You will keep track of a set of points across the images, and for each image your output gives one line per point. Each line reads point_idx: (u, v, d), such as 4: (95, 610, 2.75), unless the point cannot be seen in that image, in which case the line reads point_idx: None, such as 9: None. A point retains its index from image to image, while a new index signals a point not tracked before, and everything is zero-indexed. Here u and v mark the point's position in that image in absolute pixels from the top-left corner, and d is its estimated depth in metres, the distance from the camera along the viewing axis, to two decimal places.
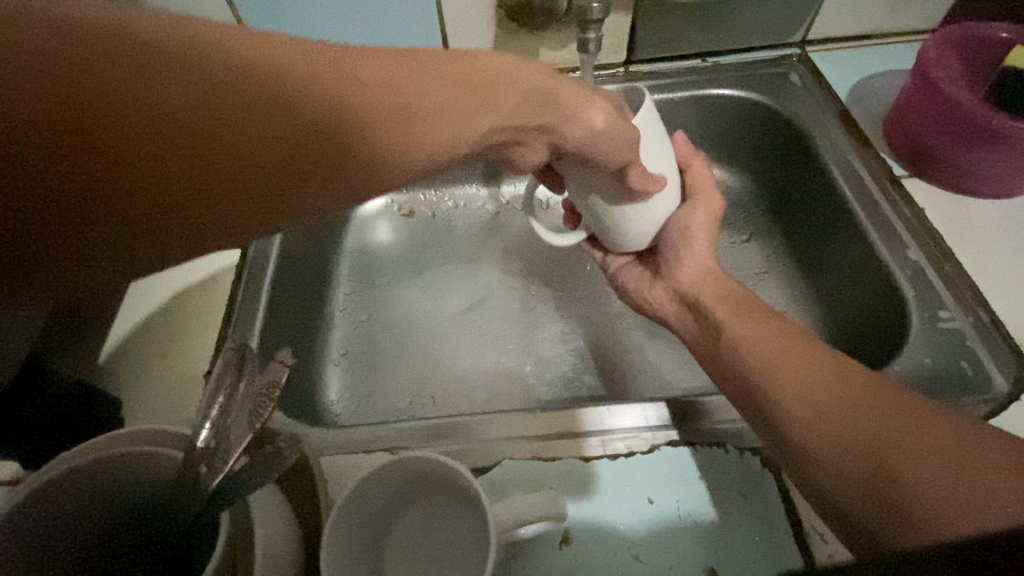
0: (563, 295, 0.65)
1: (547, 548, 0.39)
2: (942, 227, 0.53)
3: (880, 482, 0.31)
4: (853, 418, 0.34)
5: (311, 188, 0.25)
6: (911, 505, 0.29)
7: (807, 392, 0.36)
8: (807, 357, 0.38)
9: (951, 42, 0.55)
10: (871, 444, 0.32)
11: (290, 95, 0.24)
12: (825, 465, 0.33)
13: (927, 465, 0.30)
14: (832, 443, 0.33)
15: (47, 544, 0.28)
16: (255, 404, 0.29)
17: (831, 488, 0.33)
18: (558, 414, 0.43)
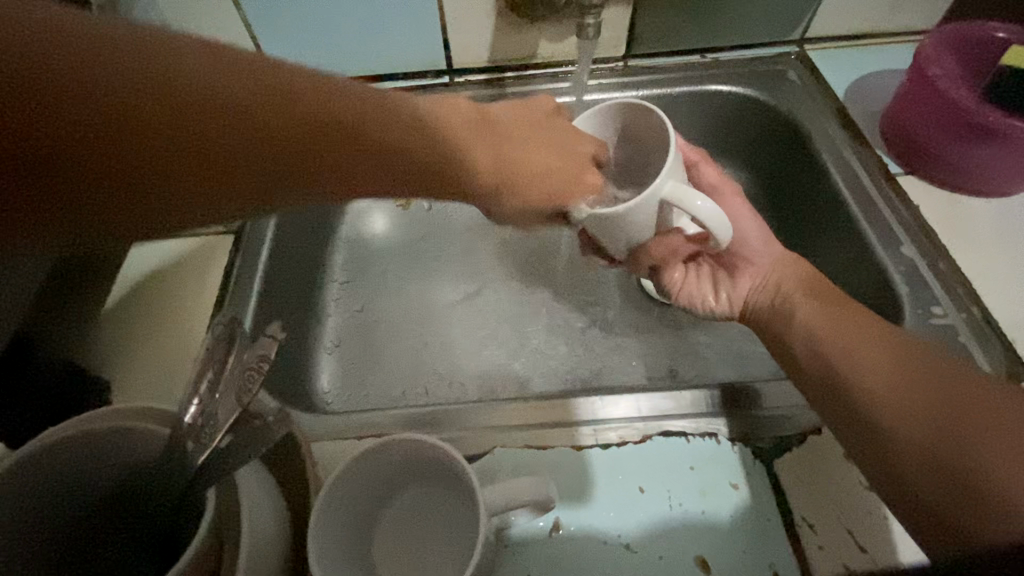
0: (559, 288, 0.65)
1: (536, 536, 0.38)
2: (936, 224, 0.54)
3: (958, 468, 0.33)
4: (925, 404, 0.35)
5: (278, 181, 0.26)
6: (993, 497, 0.31)
7: (874, 379, 0.38)
8: (875, 348, 0.39)
9: (948, 41, 0.56)
10: (948, 431, 0.34)
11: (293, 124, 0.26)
12: (894, 447, 0.35)
13: (1006, 450, 0.32)
14: (906, 428, 0.35)
15: (27, 520, 0.27)
16: (242, 380, 0.27)
17: (904, 471, 0.35)
18: (552, 405, 0.43)
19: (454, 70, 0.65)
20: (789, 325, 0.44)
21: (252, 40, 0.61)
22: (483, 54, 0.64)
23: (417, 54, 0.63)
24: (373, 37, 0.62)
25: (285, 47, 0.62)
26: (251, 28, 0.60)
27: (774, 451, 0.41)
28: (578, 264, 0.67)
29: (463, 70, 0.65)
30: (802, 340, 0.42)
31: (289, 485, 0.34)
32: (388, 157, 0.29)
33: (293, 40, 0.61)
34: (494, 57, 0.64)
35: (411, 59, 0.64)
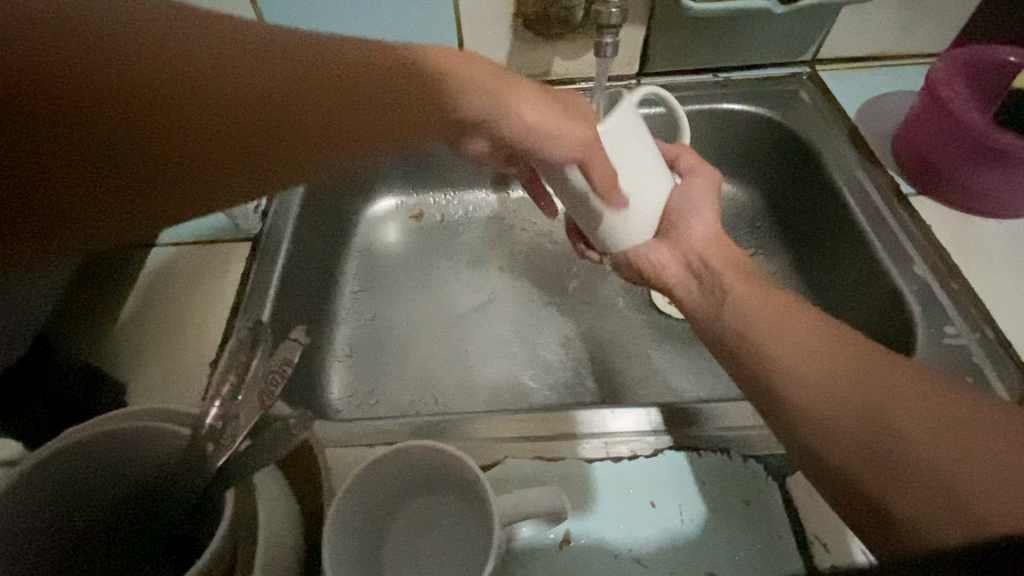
0: (569, 302, 0.65)
1: (546, 548, 0.38)
2: (948, 244, 0.54)
3: (883, 457, 0.32)
4: (863, 400, 0.33)
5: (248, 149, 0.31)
6: (927, 487, 0.30)
7: (817, 374, 0.35)
8: (817, 338, 0.37)
9: (959, 63, 0.56)
10: (881, 426, 0.32)
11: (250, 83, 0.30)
12: (827, 442, 0.34)
13: (921, 435, 0.31)
14: (838, 424, 0.33)
15: (46, 520, 0.27)
16: (266, 383, 0.28)
17: (840, 466, 0.33)
18: (562, 417, 0.43)
19: None
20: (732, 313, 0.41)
21: None
22: None
23: None
24: None
25: None
26: None
27: (786, 467, 0.41)
28: (589, 279, 0.67)
29: None
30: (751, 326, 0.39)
31: (300, 488, 0.34)
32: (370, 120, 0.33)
33: None
34: None
35: None
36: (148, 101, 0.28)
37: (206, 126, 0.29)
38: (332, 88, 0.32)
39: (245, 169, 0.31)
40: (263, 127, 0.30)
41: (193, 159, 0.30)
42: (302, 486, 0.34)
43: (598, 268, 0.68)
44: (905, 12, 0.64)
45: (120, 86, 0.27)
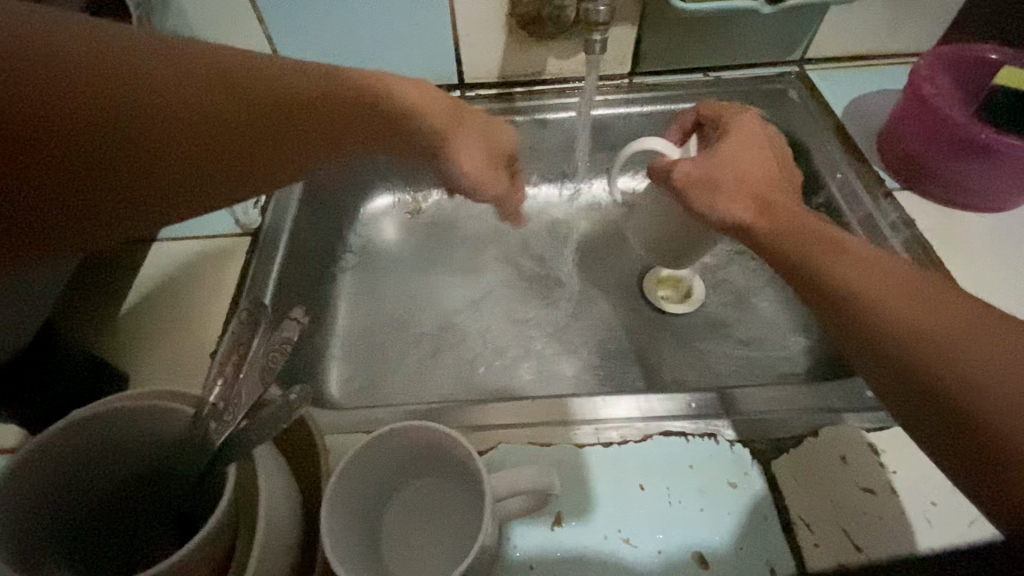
0: (563, 296, 0.67)
1: (539, 529, 0.39)
2: (932, 237, 0.55)
3: (947, 409, 0.28)
4: (940, 345, 0.29)
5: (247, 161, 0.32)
6: (993, 454, 0.26)
7: (896, 311, 0.32)
8: (900, 279, 0.33)
9: (942, 60, 0.58)
10: (956, 378, 0.28)
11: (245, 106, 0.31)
12: (893, 387, 0.31)
13: (991, 383, 0.27)
14: (903, 367, 0.30)
15: (50, 500, 0.28)
16: (265, 363, 0.29)
17: (904, 413, 0.31)
18: (554, 404, 0.44)
19: (465, 84, 0.68)
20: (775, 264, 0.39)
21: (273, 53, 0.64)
22: (494, 70, 0.66)
23: (431, 68, 0.66)
24: (388, 52, 0.64)
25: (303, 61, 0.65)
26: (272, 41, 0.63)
27: (771, 452, 0.42)
28: (582, 274, 0.68)
29: (474, 84, 0.68)
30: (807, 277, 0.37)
31: (299, 470, 0.35)
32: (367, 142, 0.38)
33: (311, 53, 0.64)
34: (504, 72, 0.67)
35: (423, 74, 0.67)
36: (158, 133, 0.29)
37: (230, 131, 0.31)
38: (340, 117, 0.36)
39: (260, 170, 0.33)
40: (283, 128, 0.33)
41: (219, 164, 0.32)
42: (301, 468, 0.35)
43: (591, 264, 0.69)
44: (890, 13, 0.65)
45: (161, 108, 0.28)
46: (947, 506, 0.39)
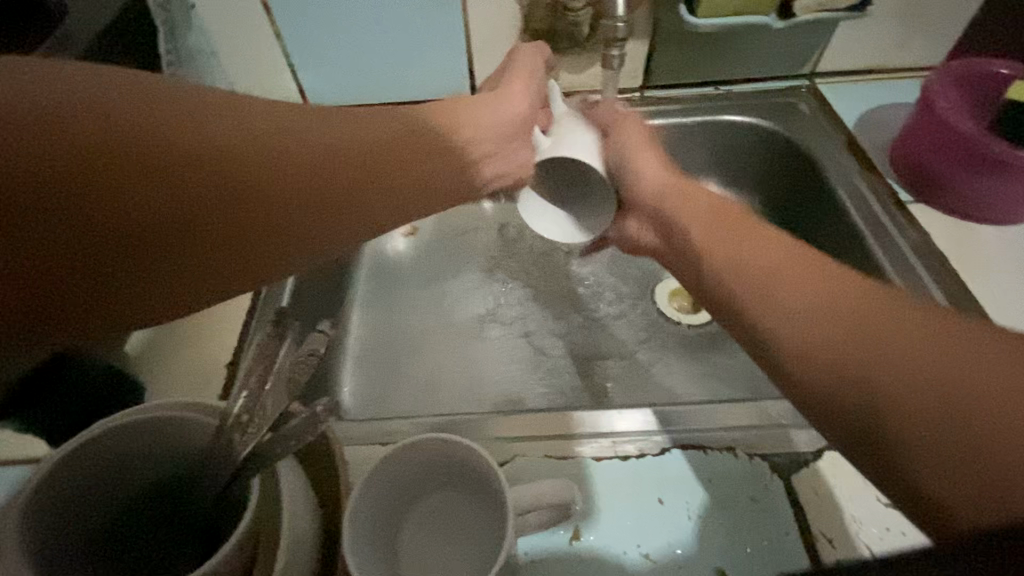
0: (575, 307, 0.67)
1: (557, 544, 0.39)
2: (947, 250, 0.55)
3: (870, 409, 0.26)
4: (835, 332, 0.29)
5: (294, 211, 0.30)
6: (905, 439, 0.25)
7: (793, 297, 0.31)
8: (793, 264, 0.33)
9: (954, 74, 0.58)
10: (852, 360, 0.27)
11: (292, 149, 0.30)
12: (795, 371, 0.30)
13: (903, 367, 0.25)
14: (802, 345, 0.29)
15: (76, 507, 0.28)
16: (291, 375, 0.30)
17: (799, 401, 0.30)
18: (569, 416, 0.44)
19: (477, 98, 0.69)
20: (716, 258, 0.37)
21: (289, 65, 0.64)
22: None
23: (444, 82, 0.67)
24: (402, 66, 0.65)
25: (318, 75, 0.65)
26: (289, 53, 0.63)
27: (791, 466, 0.41)
28: (593, 286, 0.69)
29: None
30: (736, 270, 0.35)
31: (318, 482, 0.35)
32: (419, 186, 0.36)
33: (326, 67, 0.65)
34: None
35: (437, 88, 0.67)
36: (194, 167, 0.27)
37: (350, 176, 0.33)
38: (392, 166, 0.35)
39: (315, 224, 0.31)
40: (336, 180, 0.32)
41: (265, 217, 0.29)
42: (320, 480, 0.35)
43: (603, 276, 0.69)
44: (900, 28, 0.66)
45: (197, 152, 0.27)
46: None
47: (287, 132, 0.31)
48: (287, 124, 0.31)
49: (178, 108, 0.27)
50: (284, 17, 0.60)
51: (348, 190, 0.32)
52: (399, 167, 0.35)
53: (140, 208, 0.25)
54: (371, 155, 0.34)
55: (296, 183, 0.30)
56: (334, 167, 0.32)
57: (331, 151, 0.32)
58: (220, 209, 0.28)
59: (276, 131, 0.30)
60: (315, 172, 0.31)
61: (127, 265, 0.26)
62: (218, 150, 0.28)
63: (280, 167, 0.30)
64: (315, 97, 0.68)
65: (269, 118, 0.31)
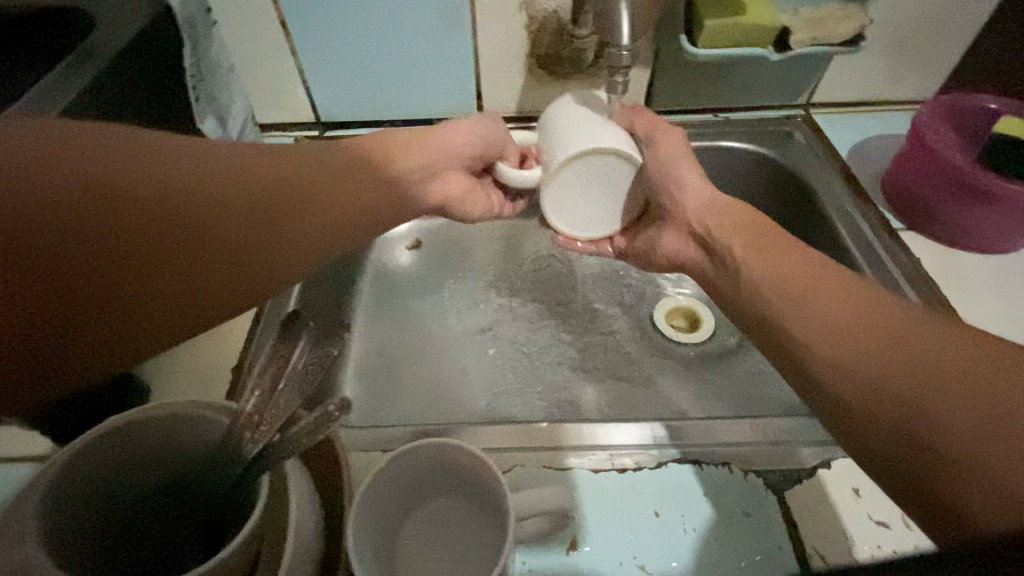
0: (573, 323, 0.68)
1: (555, 553, 0.39)
2: (937, 276, 0.57)
3: (902, 424, 0.30)
4: (875, 346, 0.34)
5: (234, 236, 0.34)
6: (933, 452, 0.29)
7: (821, 309, 0.37)
8: (810, 277, 0.40)
9: (944, 108, 0.60)
10: (890, 372, 0.32)
11: (220, 179, 0.34)
12: (835, 373, 0.34)
13: (948, 390, 0.29)
14: (840, 356, 0.34)
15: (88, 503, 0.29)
16: (305, 377, 0.31)
17: (834, 399, 0.34)
18: (570, 429, 0.45)
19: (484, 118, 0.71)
20: (755, 277, 0.43)
21: (303, 81, 0.66)
22: (512, 105, 0.70)
23: (452, 102, 0.69)
24: (412, 85, 0.67)
25: (330, 91, 0.67)
26: (303, 69, 0.65)
27: (785, 482, 0.42)
28: (592, 302, 0.70)
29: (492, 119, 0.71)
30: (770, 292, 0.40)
31: (321, 485, 0.36)
32: (342, 216, 0.41)
33: (338, 83, 0.67)
34: (522, 108, 0.70)
35: (445, 107, 0.70)
36: (131, 200, 0.30)
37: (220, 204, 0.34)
38: (311, 194, 0.39)
39: (251, 249, 0.35)
40: (264, 208, 0.36)
41: (207, 241, 0.33)
42: (323, 483, 0.36)
43: (602, 294, 0.71)
44: (892, 62, 0.69)
45: (129, 187, 0.30)
46: None
47: (211, 163, 0.35)
48: (145, 160, 0.32)
49: (114, 153, 0.31)
50: (301, 36, 0.62)
51: (279, 217, 0.37)
52: (323, 194, 0.40)
53: (89, 240, 0.29)
54: (295, 185, 0.38)
55: (162, 213, 0.31)
56: (202, 195, 0.33)
57: (254, 179, 0.36)
58: (160, 236, 0.31)
59: (201, 162, 0.34)
60: (244, 200, 0.35)
61: (77, 296, 0.29)
62: (155, 184, 0.31)
63: (209, 193, 0.33)
64: (326, 112, 0.70)
65: (193, 151, 0.34)
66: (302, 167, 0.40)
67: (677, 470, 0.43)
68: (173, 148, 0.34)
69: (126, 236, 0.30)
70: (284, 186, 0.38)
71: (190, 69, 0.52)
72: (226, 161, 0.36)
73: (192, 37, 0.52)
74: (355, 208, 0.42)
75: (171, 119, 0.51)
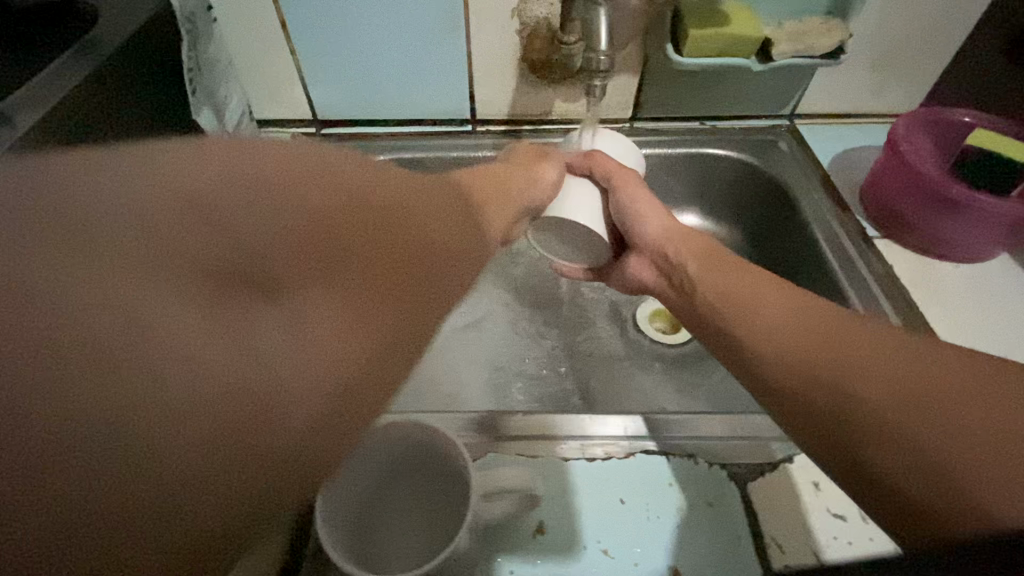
0: (558, 321, 0.70)
1: (522, 536, 0.41)
2: (909, 284, 0.58)
3: (844, 419, 0.31)
4: (808, 341, 0.35)
5: (353, 311, 0.23)
6: (869, 444, 0.30)
7: (770, 315, 0.39)
8: (758, 284, 0.42)
9: (921, 121, 0.62)
10: (821, 367, 0.33)
11: (364, 228, 0.25)
12: (776, 371, 0.36)
13: (877, 382, 0.31)
14: (779, 353, 0.36)
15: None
16: None
17: (779, 394, 0.36)
18: (546, 419, 0.46)
19: (476, 119, 0.73)
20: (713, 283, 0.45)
21: (301, 80, 0.68)
22: (504, 108, 0.72)
23: (446, 104, 0.71)
24: (407, 86, 0.69)
25: (327, 89, 0.69)
26: (301, 68, 0.67)
27: (749, 474, 0.44)
28: (577, 301, 0.72)
29: (485, 121, 0.73)
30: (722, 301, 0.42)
31: None
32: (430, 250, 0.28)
33: (335, 82, 0.69)
34: (513, 111, 0.72)
35: (439, 108, 0.72)
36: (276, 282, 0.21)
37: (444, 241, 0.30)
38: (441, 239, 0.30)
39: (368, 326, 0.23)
40: (396, 264, 0.25)
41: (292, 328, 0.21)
42: None
43: (587, 294, 0.72)
44: (874, 76, 0.70)
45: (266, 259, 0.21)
46: None
47: (373, 209, 0.26)
48: (353, 174, 0.26)
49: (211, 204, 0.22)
50: (300, 36, 0.64)
51: (393, 274, 0.25)
52: (420, 230, 0.28)
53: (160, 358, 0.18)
54: (410, 226, 0.28)
55: (435, 252, 0.28)
56: (434, 232, 0.30)
57: (407, 227, 0.27)
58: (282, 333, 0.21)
59: (360, 207, 0.25)
60: (364, 253, 0.24)
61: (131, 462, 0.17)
62: (242, 248, 0.21)
63: (366, 253, 0.24)
64: (323, 110, 0.72)
65: (353, 194, 0.26)
66: (423, 200, 0.31)
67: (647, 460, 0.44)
68: (343, 165, 0.27)
69: (399, 265, 0.26)
70: (389, 226, 0.26)
71: (188, 62, 0.54)
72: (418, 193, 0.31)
73: (191, 31, 0.54)
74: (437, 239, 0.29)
75: (166, 111, 0.53)
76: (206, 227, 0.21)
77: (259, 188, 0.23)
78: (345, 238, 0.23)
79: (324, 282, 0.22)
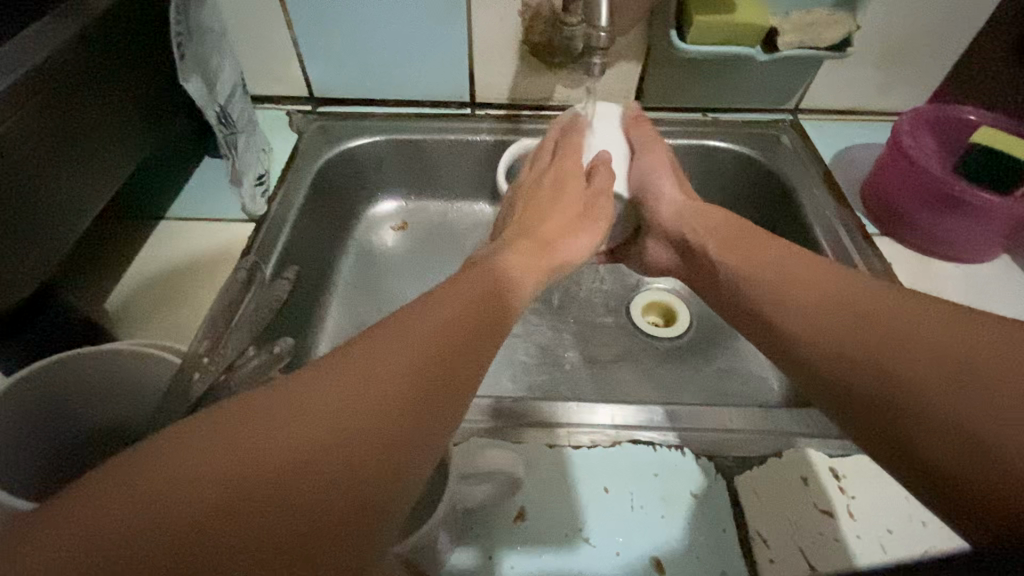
0: (552, 311, 0.69)
1: (502, 522, 0.40)
2: (908, 282, 0.57)
3: (891, 403, 0.30)
4: (846, 323, 0.35)
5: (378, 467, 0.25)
6: (914, 428, 0.29)
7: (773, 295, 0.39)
8: (767, 272, 0.41)
9: (925, 119, 0.61)
10: (860, 357, 0.33)
11: (379, 382, 0.28)
12: (811, 352, 0.36)
13: (923, 362, 0.30)
14: (815, 334, 0.36)
15: (27, 450, 0.38)
16: None
17: (817, 367, 0.35)
18: (535, 407, 0.46)
19: (475, 103, 0.72)
20: None
21: (297, 55, 0.67)
22: (504, 92, 0.70)
23: (445, 85, 0.70)
24: (405, 65, 0.68)
25: (323, 66, 0.68)
26: (297, 43, 0.66)
27: (736, 467, 0.43)
28: (572, 292, 0.71)
29: (484, 104, 0.72)
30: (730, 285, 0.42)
31: None
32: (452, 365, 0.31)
33: (331, 58, 0.67)
34: (513, 96, 0.71)
35: (437, 89, 0.70)
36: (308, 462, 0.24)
37: (389, 403, 0.27)
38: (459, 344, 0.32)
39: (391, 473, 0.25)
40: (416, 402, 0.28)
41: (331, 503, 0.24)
42: None
43: (581, 285, 0.71)
44: (881, 72, 0.69)
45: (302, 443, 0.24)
46: (903, 534, 0.40)
47: (388, 356, 0.29)
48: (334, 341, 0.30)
49: (254, 412, 0.25)
50: (297, 9, 0.63)
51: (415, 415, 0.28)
52: (447, 349, 0.31)
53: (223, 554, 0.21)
54: (432, 350, 0.31)
55: (372, 434, 0.26)
56: (371, 400, 0.27)
57: (428, 355, 0.30)
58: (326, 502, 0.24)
59: (379, 362, 0.29)
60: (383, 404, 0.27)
61: None
62: (281, 443, 0.24)
63: (386, 405, 0.27)
64: (319, 87, 0.70)
65: (370, 353, 0.29)
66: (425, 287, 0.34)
67: (632, 451, 0.44)
68: (251, 403, 0.26)
69: (363, 437, 0.26)
70: (405, 365, 0.29)
71: (176, 27, 0.52)
72: (348, 356, 0.29)
73: None
74: (457, 344, 0.32)
75: (151, 76, 0.52)
76: (213, 451, 0.23)
77: (166, 478, 0.22)
78: (236, 514, 0.22)
79: (286, 503, 0.23)
